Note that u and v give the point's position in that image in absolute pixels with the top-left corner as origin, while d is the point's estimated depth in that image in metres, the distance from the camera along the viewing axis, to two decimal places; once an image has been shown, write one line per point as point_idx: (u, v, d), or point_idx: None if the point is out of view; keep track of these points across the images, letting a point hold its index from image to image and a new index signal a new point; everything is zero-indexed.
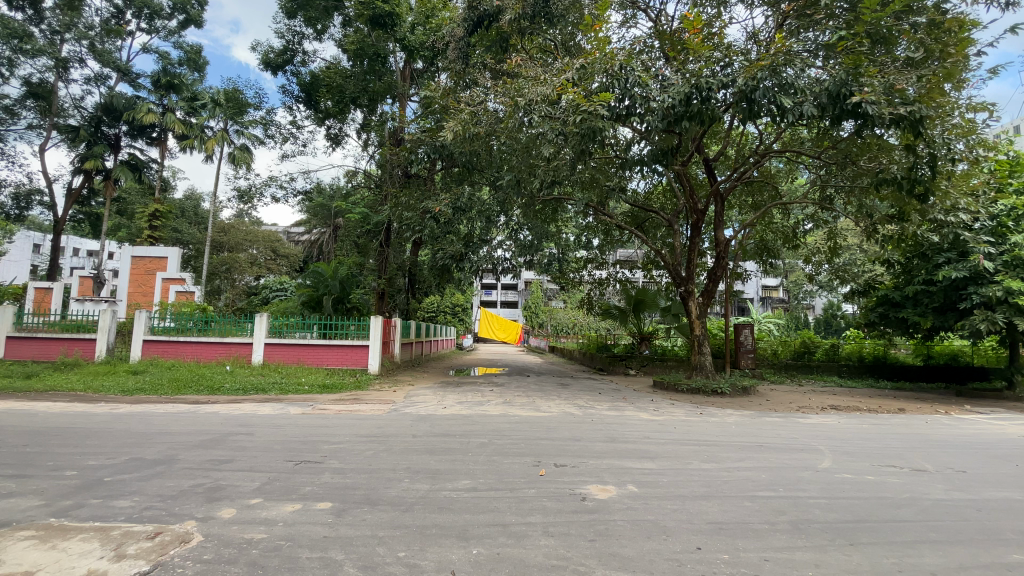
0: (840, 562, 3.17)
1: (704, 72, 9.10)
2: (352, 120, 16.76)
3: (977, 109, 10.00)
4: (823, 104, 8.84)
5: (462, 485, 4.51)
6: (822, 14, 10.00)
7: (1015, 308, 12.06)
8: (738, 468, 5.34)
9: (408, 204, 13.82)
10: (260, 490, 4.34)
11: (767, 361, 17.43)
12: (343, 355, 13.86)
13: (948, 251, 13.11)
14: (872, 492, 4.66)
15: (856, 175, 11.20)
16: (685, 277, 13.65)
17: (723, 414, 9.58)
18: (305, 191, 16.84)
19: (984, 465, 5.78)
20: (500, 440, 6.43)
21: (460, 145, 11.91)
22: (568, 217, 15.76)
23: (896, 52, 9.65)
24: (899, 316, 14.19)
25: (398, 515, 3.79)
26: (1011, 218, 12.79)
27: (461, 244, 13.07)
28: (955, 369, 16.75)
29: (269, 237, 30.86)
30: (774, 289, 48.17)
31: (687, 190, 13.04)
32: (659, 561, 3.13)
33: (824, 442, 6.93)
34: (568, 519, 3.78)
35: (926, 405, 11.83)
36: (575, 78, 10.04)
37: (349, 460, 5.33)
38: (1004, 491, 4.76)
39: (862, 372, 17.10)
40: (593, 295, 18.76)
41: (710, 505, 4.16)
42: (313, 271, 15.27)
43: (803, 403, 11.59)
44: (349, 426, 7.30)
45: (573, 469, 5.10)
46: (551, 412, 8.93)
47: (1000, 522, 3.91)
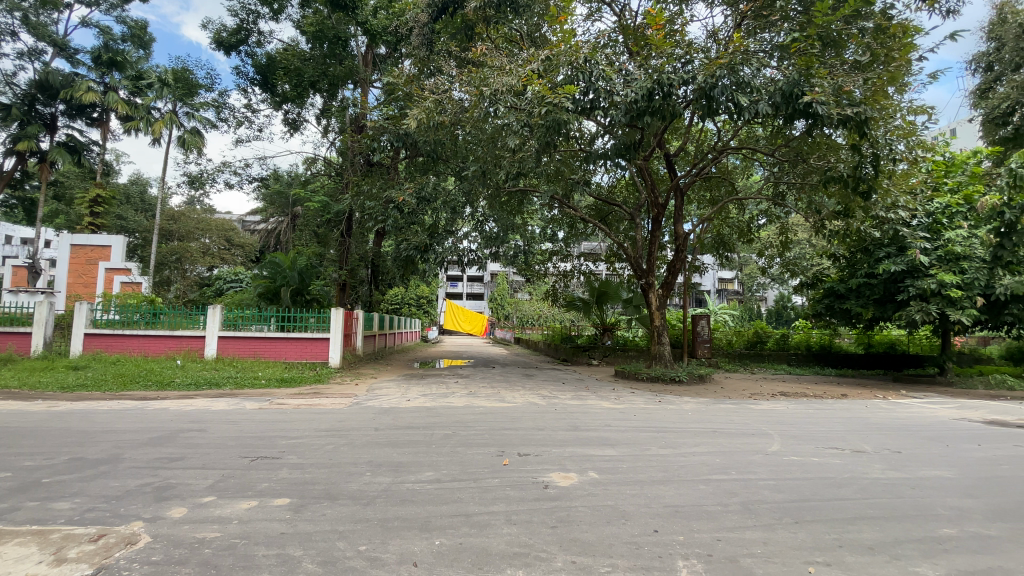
0: (787, 539, 3.36)
1: (666, 68, 9.30)
2: (311, 105, 16.15)
3: (917, 112, 10.64)
4: (777, 103, 9.10)
5: (426, 477, 4.49)
6: (777, 15, 10.36)
7: (946, 299, 13.02)
8: (694, 453, 5.54)
9: (369, 193, 13.51)
10: (213, 488, 4.18)
11: (722, 350, 18.11)
12: (302, 348, 13.47)
13: (888, 246, 13.98)
14: (817, 472, 4.95)
15: (807, 172, 11.76)
16: (646, 271, 13.95)
17: (681, 401, 9.95)
18: (261, 178, 16.21)
19: (917, 447, 6.22)
20: (464, 431, 6.43)
21: (424, 134, 11.69)
22: (534, 209, 15.75)
23: (845, 55, 10.06)
24: (843, 307, 15.06)
25: (359, 509, 3.75)
26: (945, 215, 13.68)
27: (426, 234, 13.08)
28: (892, 357, 17.93)
29: (224, 227, 29.66)
30: (730, 282, 50.23)
31: (648, 184, 13.29)
32: (618, 545, 3.22)
33: (773, 426, 7.30)
34: (531, 506, 3.83)
35: (867, 391, 12.67)
36: (540, 70, 10.05)
37: (308, 455, 5.22)
38: (936, 470, 5.14)
39: (810, 361, 18.07)
40: (557, 287, 18.96)
41: (667, 489, 4.30)
42: (270, 261, 14.76)
43: (755, 390, 12.14)
44: (309, 420, 7.12)
45: (536, 457, 5.17)
46: (515, 403, 9.00)
47: (929, 498, 4.24)
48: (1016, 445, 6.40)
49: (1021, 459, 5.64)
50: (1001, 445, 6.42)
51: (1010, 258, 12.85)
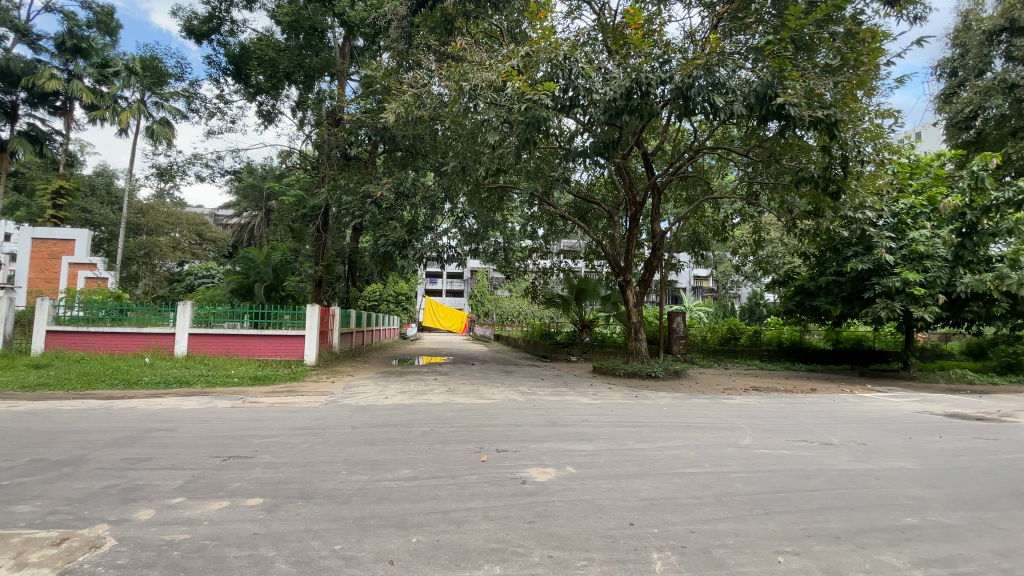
0: (757, 530, 3.45)
1: (644, 67, 9.38)
2: (286, 97, 15.79)
3: (884, 115, 10.99)
4: (751, 104, 9.27)
5: (403, 475, 4.46)
6: (752, 19, 10.59)
7: (909, 297, 13.53)
8: (669, 448, 5.64)
9: (346, 188, 13.26)
10: (182, 489, 4.07)
11: (698, 346, 18.46)
12: (277, 345, 13.22)
13: (856, 245, 14.42)
14: (786, 464, 5.09)
15: (779, 172, 12.01)
16: (624, 268, 14.09)
17: (657, 396, 10.12)
18: (235, 171, 15.79)
19: (880, 439, 6.46)
20: (442, 428, 6.41)
21: (402, 128, 11.55)
22: (514, 206, 15.74)
23: (817, 58, 10.30)
24: (813, 304, 15.52)
25: (335, 508, 3.70)
26: (909, 216, 14.16)
27: (404, 230, 12.92)
28: (859, 352, 18.54)
29: (196, 220, 28.66)
30: (705, 279, 51.20)
31: (627, 183, 13.43)
32: (594, 538, 3.26)
33: (746, 420, 7.48)
34: (509, 502, 3.84)
35: (835, 386, 13.08)
36: (520, 66, 10.03)
37: (282, 454, 5.12)
38: (898, 461, 5.35)
39: (781, 356, 18.58)
40: (537, 284, 19.00)
41: (643, 483, 4.37)
42: (243, 257, 14.40)
43: (729, 385, 12.44)
44: (283, 419, 6.99)
45: (514, 453, 5.18)
46: (493, 399, 9.00)
47: (892, 488, 4.41)
48: (973, 436, 6.71)
49: (977, 450, 5.91)
50: (958, 437, 6.72)
51: (970, 258, 13.41)
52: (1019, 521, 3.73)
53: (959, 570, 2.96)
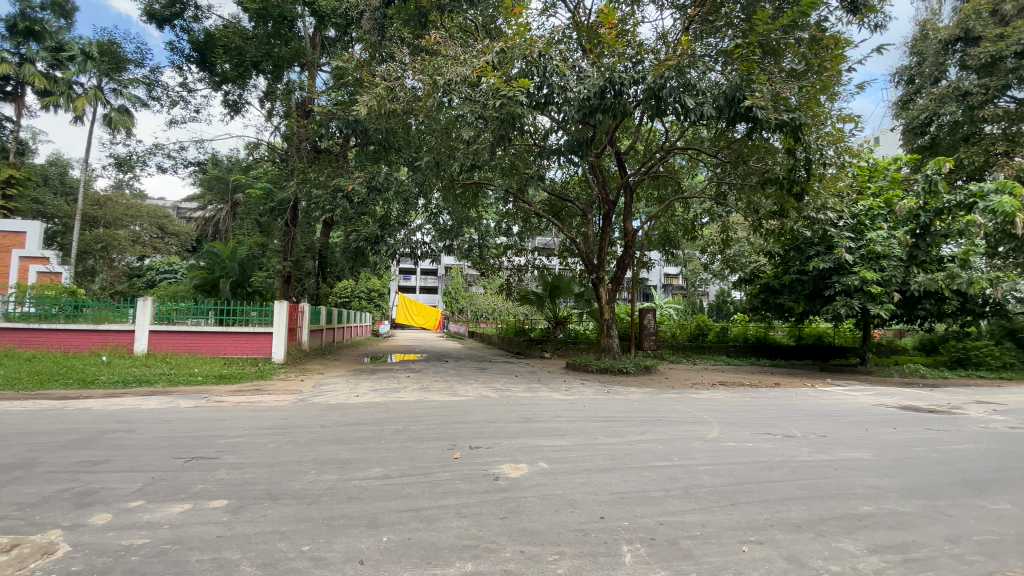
0: (724, 520, 3.55)
1: (618, 67, 9.48)
2: (253, 87, 15.34)
3: (845, 120, 11.42)
4: (721, 106, 9.47)
5: (374, 473, 4.41)
6: (722, 22, 10.85)
7: (867, 295, 14.15)
8: (639, 441, 5.75)
9: (317, 181, 12.94)
10: (142, 492, 3.92)
11: (667, 343, 18.88)
12: (243, 342, 12.85)
13: (818, 245, 14.93)
14: (751, 456, 5.26)
15: (746, 173, 12.31)
16: (597, 265, 14.24)
17: (628, 392, 10.30)
18: (199, 162, 15.24)
19: (838, 430, 6.75)
20: (414, 426, 6.36)
21: (375, 121, 11.36)
22: (488, 203, 15.68)
23: (783, 63, 10.59)
24: (777, 302, 16.05)
25: (303, 508, 3.63)
26: (868, 217, 14.74)
27: (377, 226, 12.72)
28: (820, 348, 19.27)
29: (157, 213, 27.83)
30: (675, 276, 52.31)
31: (600, 182, 13.57)
32: (565, 533, 3.30)
33: (713, 414, 7.69)
34: (481, 498, 3.85)
35: (798, 380, 13.59)
36: (494, 62, 9.98)
37: (249, 454, 5.00)
38: (855, 452, 5.60)
39: (746, 352, 19.16)
40: (512, 281, 18.98)
41: (613, 476, 4.44)
42: (207, 251, 13.95)
43: (697, 379, 12.81)
44: (250, 418, 6.82)
45: (487, 450, 5.19)
46: (467, 396, 8.98)
47: (850, 478, 4.61)
48: (924, 428, 7.07)
49: (928, 441, 6.23)
50: (910, 428, 7.08)
51: (923, 258, 14.08)
52: (966, 507, 3.95)
53: (910, 555, 3.12)
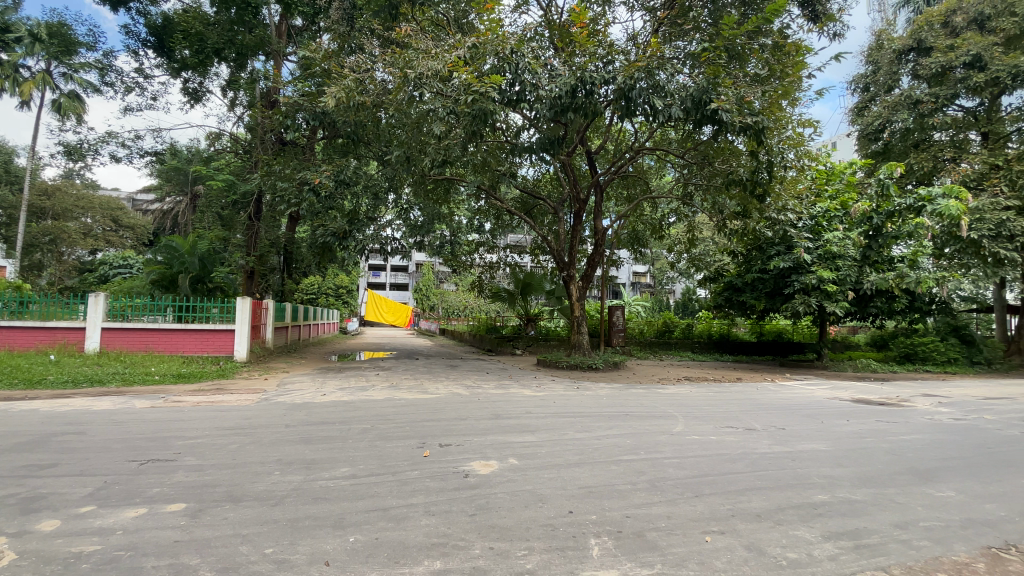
0: (688, 512, 3.65)
1: (588, 67, 9.56)
2: (215, 75, 14.79)
3: (805, 125, 11.86)
4: (688, 108, 9.69)
5: (341, 473, 4.33)
6: (690, 25, 11.08)
7: (823, 293, 14.77)
8: (607, 436, 5.84)
9: (282, 174, 12.54)
10: (93, 497, 3.74)
11: (635, 339, 19.21)
12: (204, 340, 12.39)
13: (778, 244, 15.47)
14: (714, 449, 5.42)
15: (712, 174, 12.60)
16: (567, 263, 14.35)
17: (597, 387, 10.45)
18: (156, 152, 14.60)
19: (796, 423, 7.03)
20: (383, 424, 6.28)
21: (343, 114, 11.13)
22: (460, 199, 15.62)
23: (747, 67, 10.86)
24: (740, 299, 16.62)
25: (266, 510, 3.54)
26: (825, 218, 15.37)
27: (345, 220, 12.45)
28: (780, 344, 20.00)
29: (111, 205, 26.43)
30: (643, 274, 53.32)
31: (571, 180, 13.67)
32: (534, 528, 3.32)
33: (679, 408, 7.89)
34: (451, 496, 3.84)
35: (758, 375, 14.11)
36: (466, 57, 9.90)
37: (209, 456, 4.83)
38: (812, 443, 5.84)
39: (711, 348, 19.73)
40: (483, 279, 18.95)
41: (582, 471, 4.51)
42: (164, 245, 13.29)
43: (663, 375, 13.13)
44: (211, 418, 6.59)
45: (457, 447, 5.17)
46: (437, 394, 8.92)
47: (806, 469, 4.81)
48: (875, 419, 7.46)
49: (878, 432, 6.57)
50: (862, 420, 7.45)
51: (875, 258, 14.78)
52: (913, 495, 4.18)
53: (862, 541, 3.28)
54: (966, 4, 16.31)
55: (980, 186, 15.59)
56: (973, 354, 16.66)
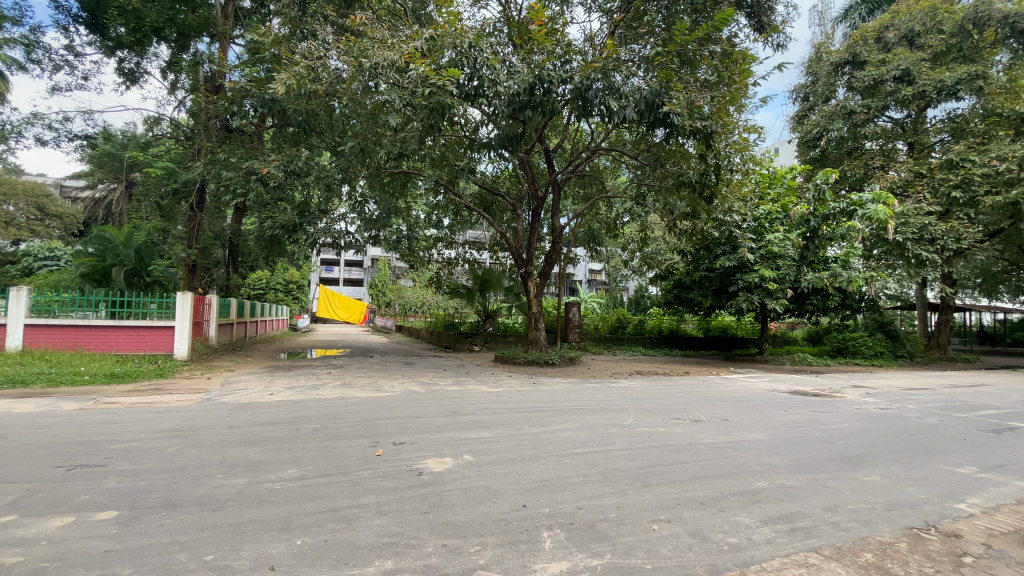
0: (637, 502, 3.77)
1: (546, 65, 9.60)
2: (154, 55, 13.90)
3: (750, 130, 12.42)
4: (642, 110, 9.93)
5: (288, 475, 4.20)
6: (645, 29, 11.37)
7: (765, 291, 15.56)
8: (562, 430, 5.94)
9: (227, 162, 11.92)
10: (11, 507, 3.45)
11: (590, 335, 19.56)
12: (140, 337, 11.63)
13: (725, 245, 16.19)
14: (663, 440, 5.62)
15: (664, 176, 12.98)
16: (525, 260, 14.44)
17: (552, 382, 10.63)
18: (87, 136, 13.57)
19: (739, 414, 7.40)
20: (335, 424, 6.12)
21: (294, 102, 10.74)
22: (418, 194, 15.43)
23: (698, 73, 11.25)
24: (689, 297, 17.29)
25: (207, 515, 3.38)
26: (767, 220, 16.20)
27: (295, 213, 11.92)
28: (725, 339, 20.92)
29: (37, 191, 24.41)
30: (598, 272, 54.55)
31: (529, 177, 13.72)
32: (488, 523, 3.34)
33: (630, 402, 8.12)
34: (404, 494, 3.80)
35: (705, 369, 14.72)
36: (423, 48, 9.77)
37: (145, 460, 4.56)
38: (753, 433, 6.16)
39: (661, 344, 20.38)
40: (441, 275, 18.73)
41: (536, 465, 4.57)
42: (97, 236, 12.39)
43: (616, 369, 13.48)
44: (148, 420, 6.22)
45: (411, 445, 5.11)
46: (392, 391, 8.79)
47: (748, 457, 5.07)
48: (809, 410, 7.95)
49: (813, 421, 7.02)
50: (799, 410, 7.93)
51: (812, 259, 15.61)
52: (843, 479, 4.49)
53: (796, 524, 3.49)
54: (898, 21, 17.52)
55: (905, 192, 16.85)
56: (897, 348, 18.02)
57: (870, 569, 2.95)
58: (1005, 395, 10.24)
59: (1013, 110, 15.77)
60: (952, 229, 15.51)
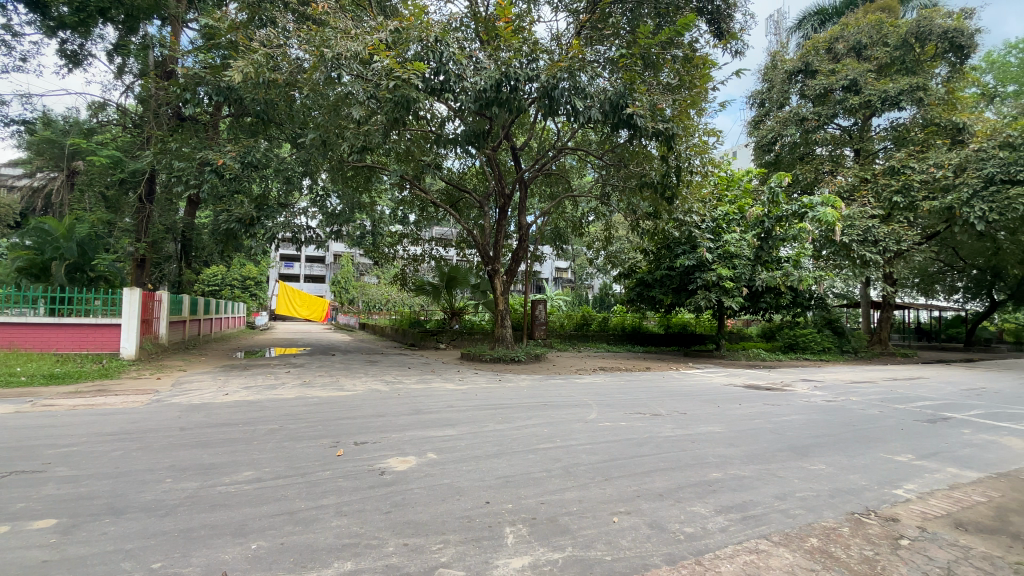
0: (598, 495, 3.85)
1: (513, 62, 9.62)
2: (99, 37, 13.10)
3: (710, 134, 12.80)
4: (606, 111, 10.09)
5: (244, 477, 4.06)
6: (610, 31, 11.54)
7: (723, 289, 16.14)
8: (526, 426, 5.98)
9: (178, 152, 11.37)
10: None
11: (555, 332, 19.81)
12: (84, 336, 11.01)
13: (685, 244, 16.69)
14: (625, 434, 5.74)
15: (627, 176, 13.23)
16: (492, 257, 14.44)
17: (518, 379, 10.69)
18: (24, 121, 12.67)
19: (696, 407, 7.66)
20: (294, 424, 5.96)
21: (252, 91, 10.36)
22: (382, 189, 15.19)
23: (661, 76, 11.48)
24: (650, 294, 17.73)
25: (155, 521, 3.24)
26: (725, 221, 16.77)
27: (252, 206, 11.46)
28: (685, 336, 21.56)
29: None
30: (564, 270, 55.11)
31: (496, 174, 13.71)
32: (451, 521, 3.33)
33: (593, 397, 8.27)
34: (365, 495, 3.74)
35: (666, 364, 15.13)
36: (388, 41, 9.61)
37: (87, 465, 4.31)
38: (709, 426, 6.39)
39: (624, 341, 20.79)
40: (406, 271, 18.47)
41: (499, 461, 4.58)
42: (35, 228, 11.67)
43: (580, 366, 13.68)
44: (91, 423, 5.87)
45: (373, 445, 5.03)
46: (354, 390, 8.63)
47: (704, 449, 5.25)
48: (762, 403, 8.30)
49: (765, 414, 7.32)
50: (752, 403, 8.26)
51: (766, 258, 16.20)
52: (792, 469, 4.71)
53: (749, 513, 3.65)
54: (846, 33, 18.43)
55: (851, 196, 17.78)
56: (843, 343, 19.04)
57: (815, 553, 3.11)
58: (938, 387, 10.98)
59: (949, 121, 16.84)
60: (893, 231, 16.46)
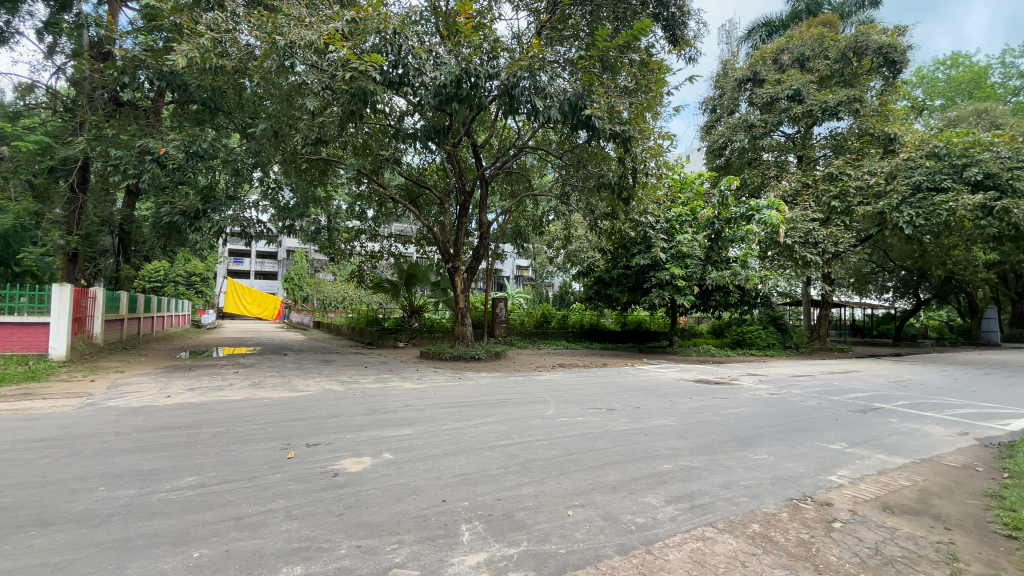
0: (554, 490, 3.91)
1: (473, 59, 9.58)
2: (28, 13, 12.13)
3: (665, 137, 13.19)
4: (565, 112, 10.17)
5: (187, 483, 3.88)
6: (569, 32, 11.67)
7: (676, 287, 16.69)
8: (484, 424, 5.99)
9: (115, 139, 10.66)
10: None
11: (516, 330, 19.95)
12: (7, 335, 10.16)
13: (641, 244, 17.19)
14: (581, 429, 5.85)
15: (586, 176, 13.46)
16: (452, 255, 14.32)
17: (477, 376, 10.69)
18: None
19: (650, 402, 7.90)
20: (243, 426, 5.73)
21: (198, 77, 9.83)
22: (339, 183, 14.80)
23: (619, 79, 11.70)
24: (608, 292, 18.11)
25: (87, 532, 3.04)
26: (678, 222, 17.36)
27: (197, 198, 10.85)
28: (641, 333, 22.13)
29: None
30: (525, 269, 55.41)
31: (457, 171, 13.60)
32: (405, 520, 3.30)
33: (551, 393, 8.38)
34: (316, 497, 3.64)
35: (622, 360, 15.50)
36: (344, 30, 9.35)
37: (9, 474, 4.00)
38: (661, 420, 6.60)
39: (583, 338, 21.14)
40: (363, 268, 18.03)
41: (456, 460, 4.57)
42: None
43: (539, 363, 13.80)
44: (14, 429, 5.44)
45: (326, 446, 4.91)
46: (308, 390, 8.39)
47: (657, 442, 5.42)
48: (712, 396, 8.66)
49: (714, 407, 7.64)
50: (702, 397, 8.59)
51: (716, 258, 16.85)
52: (737, 459, 4.94)
53: (696, 502, 3.80)
54: (792, 45, 19.40)
55: (795, 200, 18.75)
56: (786, 339, 20.15)
57: (756, 538, 3.27)
58: (870, 380, 11.79)
59: (882, 132, 18.04)
60: (832, 234, 17.49)
